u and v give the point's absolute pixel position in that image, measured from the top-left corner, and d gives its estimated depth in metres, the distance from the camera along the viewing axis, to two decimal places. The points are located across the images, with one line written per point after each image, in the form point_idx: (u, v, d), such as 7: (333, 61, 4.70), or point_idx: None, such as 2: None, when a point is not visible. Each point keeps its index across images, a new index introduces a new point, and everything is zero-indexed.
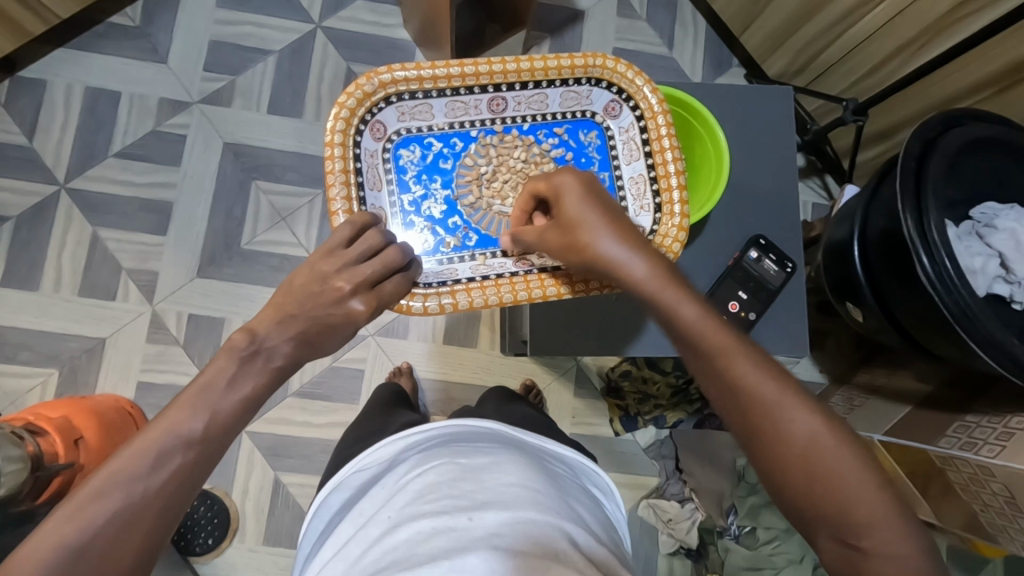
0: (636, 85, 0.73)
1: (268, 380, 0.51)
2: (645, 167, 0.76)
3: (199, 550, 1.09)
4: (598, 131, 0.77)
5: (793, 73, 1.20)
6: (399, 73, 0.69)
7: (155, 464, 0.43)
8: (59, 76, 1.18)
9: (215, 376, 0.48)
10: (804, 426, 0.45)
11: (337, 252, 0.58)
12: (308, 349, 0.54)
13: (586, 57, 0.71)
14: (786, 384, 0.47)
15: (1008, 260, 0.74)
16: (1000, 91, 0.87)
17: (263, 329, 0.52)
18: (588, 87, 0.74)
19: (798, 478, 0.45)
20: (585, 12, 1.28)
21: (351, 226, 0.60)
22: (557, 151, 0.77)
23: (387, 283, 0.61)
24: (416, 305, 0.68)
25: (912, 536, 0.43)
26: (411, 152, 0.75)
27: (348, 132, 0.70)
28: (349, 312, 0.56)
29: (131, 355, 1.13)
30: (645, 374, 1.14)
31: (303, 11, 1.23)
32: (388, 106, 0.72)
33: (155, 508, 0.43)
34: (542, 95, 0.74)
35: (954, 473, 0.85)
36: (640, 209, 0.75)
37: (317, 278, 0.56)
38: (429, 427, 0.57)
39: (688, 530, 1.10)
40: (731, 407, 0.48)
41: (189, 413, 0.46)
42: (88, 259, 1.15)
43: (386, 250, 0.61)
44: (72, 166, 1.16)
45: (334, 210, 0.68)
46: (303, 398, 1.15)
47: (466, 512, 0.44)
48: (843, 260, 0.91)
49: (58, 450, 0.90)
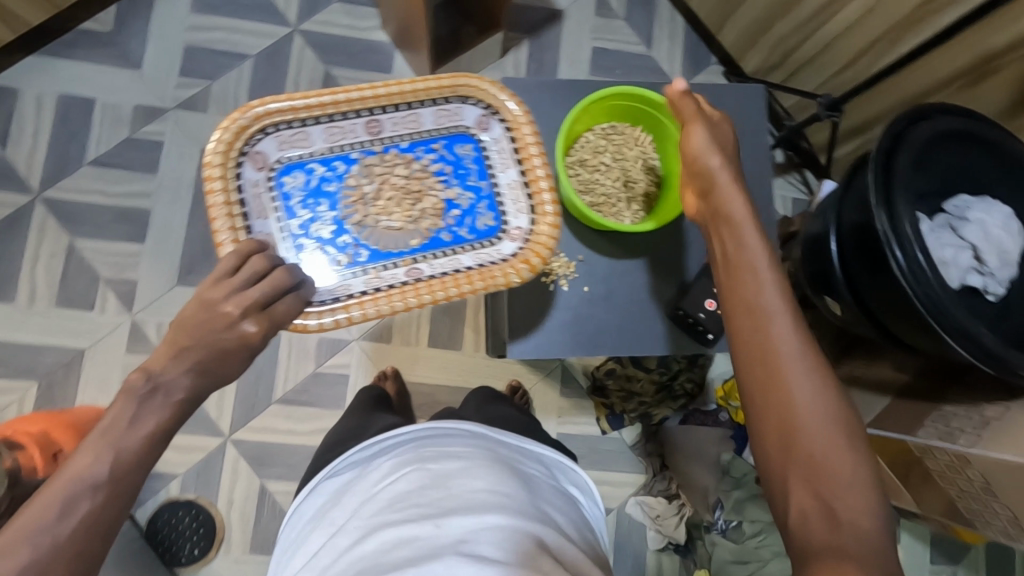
0: (500, 99, 0.76)
1: (170, 414, 0.55)
2: (519, 174, 0.77)
3: (186, 560, 1.08)
4: (473, 144, 0.78)
5: (768, 69, 1.21)
6: (272, 105, 0.71)
7: (62, 510, 0.47)
8: (29, 85, 1.16)
9: (115, 418, 0.52)
10: (813, 388, 0.49)
11: (223, 281, 0.61)
12: (207, 378, 0.58)
13: (451, 78, 0.74)
14: (814, 353, 0.51)
15: (980, 251, 0.76)
16: (972, 84, 0.88)
17: (159, 365, 0.56)
18: (456, 104, 0.76)
19: (798, 430, 0.48)
20: (563, 12, 1.28)
21: (236, 256, 0.63)
22: (435, 166, 0.78)
23: (278, 305, 0.63)
24: (311, 323, 0.69)
25: (881, 516, 0.45)
26: (294, 178, 0.75)
27: (227, 166, 0.71)
28: (241, 335, 0.60)
29: (110, 367, 1.11)
30: (629, 371, 1.14)
31: (279, 15, 1.22)
32: (267, 137, 0.72)
33: (67, 552, 0.46)
34: (415, 115, 0.76)
35: (931, 461, 0.88)
36: (518, 214, 0.77)
37: (203, 307, 0.60)
38: (401, 430, 0.56)
39: (676, 526, 1.11)
40: (735, 322, 0.55)
41: (93, 459, 0.49)
42: (63, 271, 1.13)
43: (272, 273, 0.63)
44: (45, 177, 1.15)
45: (220, 242, 0.69)
46: (287, 405, 1.14)
47: (432, 520, 0.44)
48: (820, 255, 0.92)
49: (35, 465, 0.88)
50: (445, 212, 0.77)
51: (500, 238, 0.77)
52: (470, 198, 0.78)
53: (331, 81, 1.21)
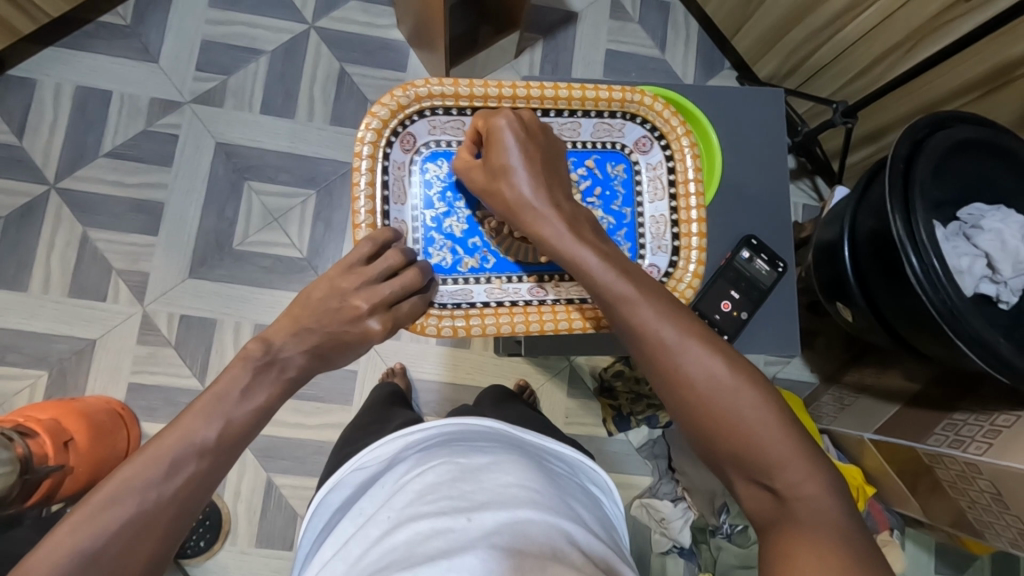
0: (671, 124, 0.73)
1: (280, 390, 0.55)
2: (668, 208, 0.74)
3: (192, 552, 1.08)
4: (626, 164, 0.74)
5: (783, 75, 1.21)
6: (435, 88, 0.68)
7: (168, 471, 0.45)
8: (49, 75, 1.17)
9: (229, 386, 0.51)
10: (707, 370, 0.49)
11: (357, 268, 0.62)
12: (321, 361, 0.59)
13: (624, 92, 0.71)
14: (690, 335, 0.50)
15: (994, 260, 0.75)
16: (987, 94, 0.88)
17: (279, 339, 0.57)
18: (621, 120, 0.73)
19: (707, 423, 0.48)
20: (578, 14, 1.28)
21: (373, 244, 0.62)
22: (583, 182, 0.73)
23: (404, 303, 0.64)
24: (429, 326, 0.67)
25: (821, 473, 0.46)
26: (439, 167, 0.72)
27: (378, 143, 0.68)
28: (366, 330, 0.61)
29: (122, 357, 1.12)
30: (637, 373, 1.12)
31: (296, 11, 1.23)
32: (421, 120, 0.70)
33: (168, 513, 0.44)
34: (576, 123, 0.73)
35: (942, 471, 0.87)
36: (658, 249, 0.74)
37: (335, 294, 0.60)
38: (427, 426, 0.57)
39: (680, 530, 1.09)
40: (636, 351, 0.51)
41: (203, 421, 0.48)
42: (78, 260, 1.14)
43: (404, 271, 0.63)
44: (62, 166, 1.16)
45: (357, 223, 0.66)
46: (295, 400, 1.14)
47: (465, 513, 0.44)
48: (832, 260, 0.92)
49: (47, 451, 0.90)
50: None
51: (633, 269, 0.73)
52: (612, 222, 0.74)
53: (346, 78, 1.22)
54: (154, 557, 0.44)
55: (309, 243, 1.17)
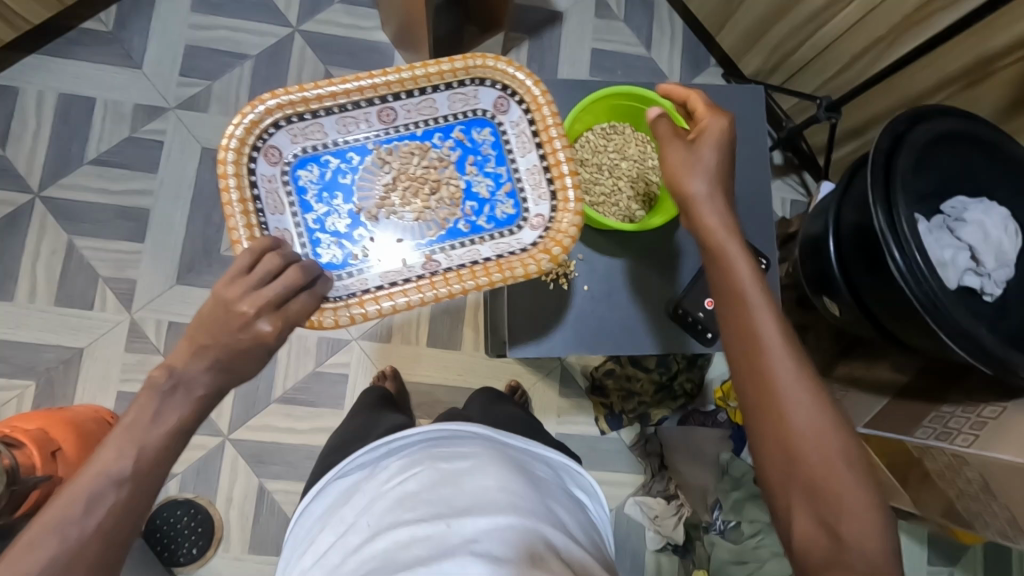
0: (520, 79, 0.71)
1: (193, 410, 0.52)
2: (538, 158, 0.74)
3: (184, 560, 1.08)
4: (491, 128, 0.74)
5: (768, 71, 1.21)
6: (283, 96, 0.68)
7: (86, 507, 0.45)
8: (31, 83, 1.16)
9: (138, 414, 0.49)
10: (813, 415, 0.49)
11: (236, 277, 0.57)
12: (229, 376, 0.55)
13: (465, 58, 0.70)
14: (802, 365, 0.51)
15: (977, 251, 0.76)
16: (969, 87, 0.89)
17: (181, 362, 0.53)
18: (473, 87, 0.72)
19: (800, 459, 0.48)
20: (563, 14, 1.28)
21: (251, 252, 0.58)
22: (453, 153, 0.75)
23: (294, 302, 0.59)
24: (327, 319, 0.66)
25: (884, 534, 0.46)
26: (310, 171, 0.72)
27: (241, 160, 0.68)
28: (257, 335, 0.55)
29: (110, 365, 1.11)
30: (628, 371, 1.16)
31: (280, 15, 1.22)
32: (279, 130, 0.70)
33: (95, 546, 0.45)
34: (430, 101, 0.72)
35: (930, 462, 0.87)
36: (539, 198, 0.73)
37: (221, 304, 0.55)
38: (411, 431, 0.56)
39: (674, 526, 1.11)
40: (745, 363, 0.52)
41: (116, 454, 0.47)
42: (63, 269, 1.13)
43: (288, 271, 0.59)
44: (46, 175, 1.15)
45: (235, 238, 0.65)
46: (286, 404, 1.14)
47: (444, 519, 0.44)
48: (818, 255, 0.92)
49: (35, 462, 0.89)
50: (462, 203, 0.74)
51: (520, 227, 0.73)
52: (490, 185, 0.75)
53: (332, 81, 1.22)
54: None
55: None
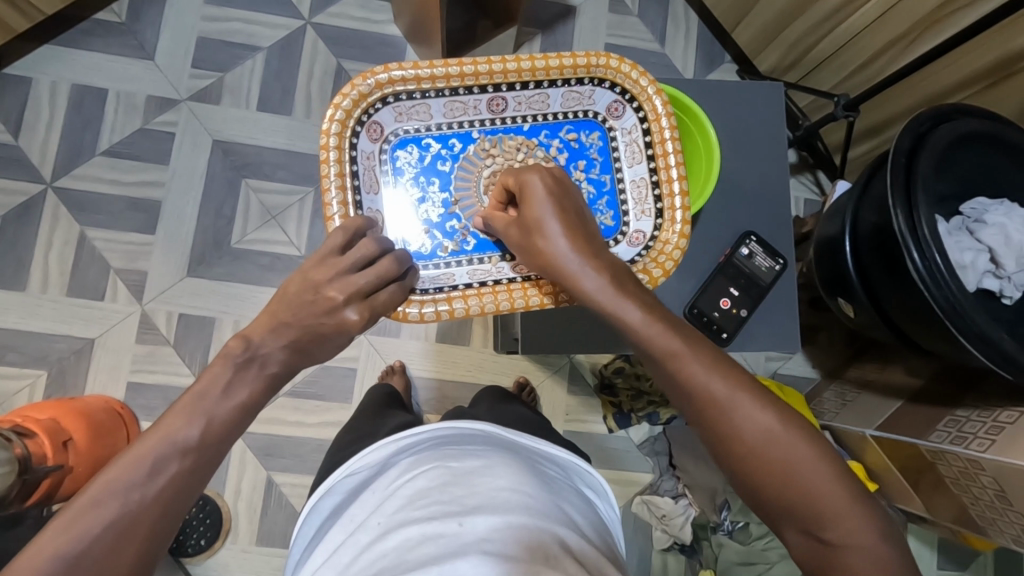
0: (641, 86, 0.72)
1: (263, 386, 0.52)
2: (647, 170, 0.75)
3: (192, 550, 1.08)
4: (600, 131, 0.75)
5: (785, 68, 1.20)
6: (395, 73, 0.69)
7: (151, 471, 0.44)
8: (44, 73, 1.16)
9: (211, 383, 0.49)
10: (761, 427, 0.47)
11: (331, 260, 0.59)
12: (302, 355, 0.56)
13: (589, 57, 0.70)
14: (739, 382, 0.49)
15: (997, 255, 0.75)
16: (991, 86, 0.87)
17: (258, 335, 0.54)
18: (590, 87, 0.73)
19: (760, 482, 0.47)
20: (577, 8, 1.27)
21: (345, 233, 0.61)
22: (561, 155, 0.75)
23: (382, 293, 0.61)
24: (412, 312, 0.69)
25: (871, 523, 0.46)
26: (409, 153, 0.74)
27: (344, 134, 0.69)
28: (341, 321, 0.57)
29: (121, 356, 1.12)
30: (639, 370, 1.13)
31: (293, 7, 1.22)
32: (385, 107, 0.71)
33: (152, 515, 0.44)
34: (543, 96, 0.73)
35: (944, 467, 0.86)
36: (641, 214, 0.74)
37: (309, 286, 0.57)
38: (419, 429, 0.56)
39: (682, 526, 1.10)
40: (686, 404, 0.50)
41: (185, 421, 0.47)
42: (75, 259, 1.13)
43: (380, 260, 0.61)
44: (58, 165, 1.15)
45: (330, 214, 0.67)
46: (295, 398, 1.14)
47: (456, 517, 0.44)
48: (835, 256, 0.91)
49: (46, 451, 0.90)
50: None
51: (617, 241, 0.74)
52: (593, 191, 0.75)
53: (344, 74, 1.21)
54: (136, 562, 0.43)
55: (308, 241, 1.17)
